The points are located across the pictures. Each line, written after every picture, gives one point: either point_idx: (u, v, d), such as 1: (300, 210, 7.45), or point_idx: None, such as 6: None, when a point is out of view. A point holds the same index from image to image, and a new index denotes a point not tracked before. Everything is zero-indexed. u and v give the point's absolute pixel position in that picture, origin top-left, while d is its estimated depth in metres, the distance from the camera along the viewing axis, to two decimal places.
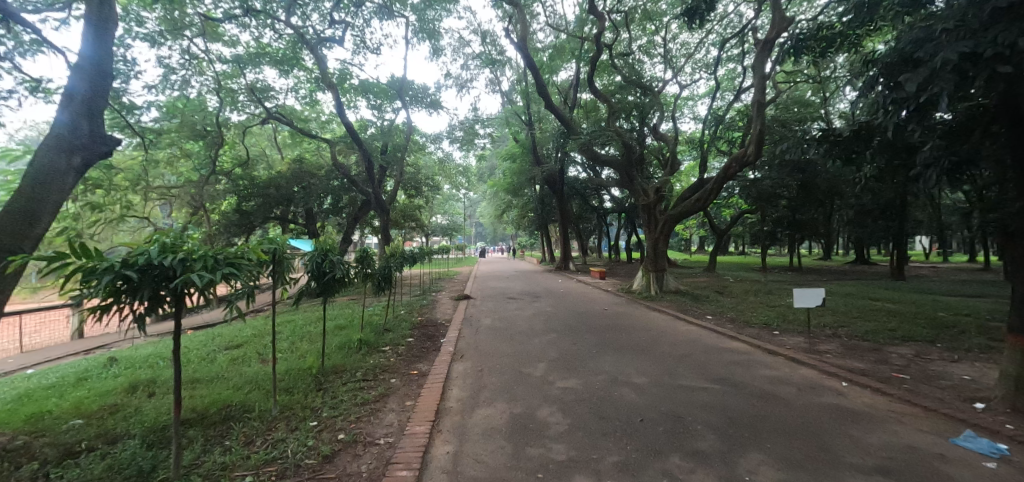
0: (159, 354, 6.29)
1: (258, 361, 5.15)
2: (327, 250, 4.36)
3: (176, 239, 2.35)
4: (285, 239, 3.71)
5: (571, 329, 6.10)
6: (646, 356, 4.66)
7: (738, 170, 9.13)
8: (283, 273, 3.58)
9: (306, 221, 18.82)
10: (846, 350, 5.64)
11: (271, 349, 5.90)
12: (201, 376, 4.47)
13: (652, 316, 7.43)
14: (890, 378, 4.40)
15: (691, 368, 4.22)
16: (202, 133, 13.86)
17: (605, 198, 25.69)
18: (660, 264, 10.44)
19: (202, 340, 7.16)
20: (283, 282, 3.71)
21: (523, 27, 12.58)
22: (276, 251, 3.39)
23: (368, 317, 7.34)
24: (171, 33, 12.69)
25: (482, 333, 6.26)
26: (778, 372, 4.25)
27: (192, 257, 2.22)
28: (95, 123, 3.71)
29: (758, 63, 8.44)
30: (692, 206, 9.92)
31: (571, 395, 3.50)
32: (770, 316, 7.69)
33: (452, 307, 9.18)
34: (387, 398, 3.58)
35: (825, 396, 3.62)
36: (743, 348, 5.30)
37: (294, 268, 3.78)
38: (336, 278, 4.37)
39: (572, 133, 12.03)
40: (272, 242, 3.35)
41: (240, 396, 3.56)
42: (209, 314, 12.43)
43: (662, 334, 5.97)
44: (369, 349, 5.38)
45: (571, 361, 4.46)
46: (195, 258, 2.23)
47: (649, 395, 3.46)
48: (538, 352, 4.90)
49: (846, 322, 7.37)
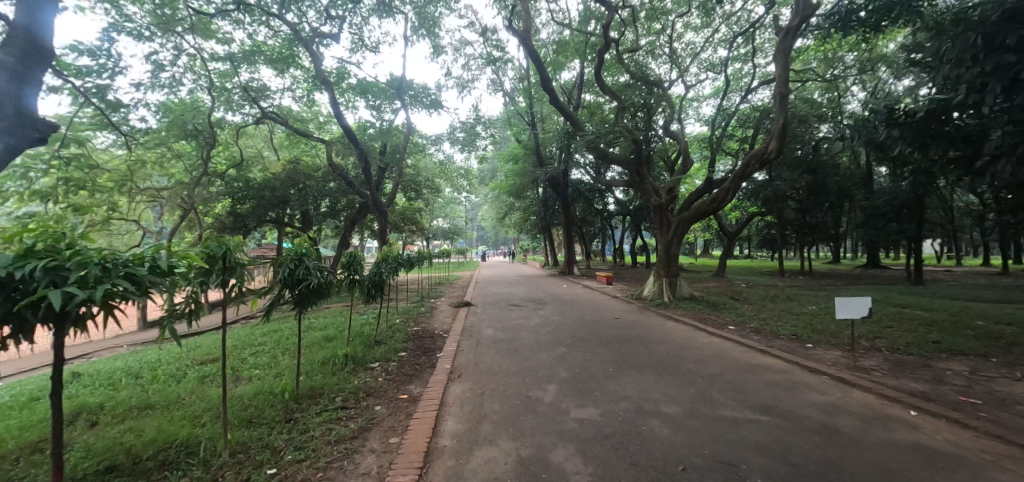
0: (126, 370, 5.68)
1: (229, 381, 4.56)
2: (308, 253, 3.77)
3: (56, 242, 2.12)
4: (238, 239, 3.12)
5: (581, 342, 5.49)
6: (672, 377, 4.04)
7: (758, 168, 8.44)
8: (234, 281, 2.98)
9: (302, 224, 18.18)
10: (895, 367, 4.98)
11: (247, 366, 5.30)
12: (156, 401, 3.86)
13: (669, 326, 6.80)
14: (959, 403, 3.76)
15: (727, 392, 3.61)
16: (194, 133, 13.38)
17: (610, 201, 25.00)
18: (672, 269, 9.77)
19: (178, 352, 6.55)
20: (237, 292, 3.09)
21: (526, 21, 12.09)
22: (227, 255, 2.90)
23: (359, 327, 6.72)
24: (161, 29, 12.28)
25: (482, 346, 5.65)
26: (829, 397, 3.64)
27: (59, 260, 2.02)
28: (23, 105, 3.19)
29: (783, 49, 7.83)
30: (707, 207, 9.27)
31: (590, 431, 2.88)
32: (797, 326, 7.04)
33: (451, 316, 8.55)
34: (368, 434, 2.95)
35: (896, 430, 3.01)
36: (777, 364, 4.69)
37: (250, 274, 3.14)
38: (313, 286, 3.73)
39: (579, 129, 11.16)
40: (220, 244, 2.84)
41: (193, 429, 2.98)
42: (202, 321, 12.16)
43: (684, 348, 5.34)
44: (355, 366, 4.79)
45: (585, 383, 3.86)
46: (64, 259, 2.04)
47: (686, 431, 2.84)
48: (547, 371, 4.29)
49: (882, 333, 6.70)
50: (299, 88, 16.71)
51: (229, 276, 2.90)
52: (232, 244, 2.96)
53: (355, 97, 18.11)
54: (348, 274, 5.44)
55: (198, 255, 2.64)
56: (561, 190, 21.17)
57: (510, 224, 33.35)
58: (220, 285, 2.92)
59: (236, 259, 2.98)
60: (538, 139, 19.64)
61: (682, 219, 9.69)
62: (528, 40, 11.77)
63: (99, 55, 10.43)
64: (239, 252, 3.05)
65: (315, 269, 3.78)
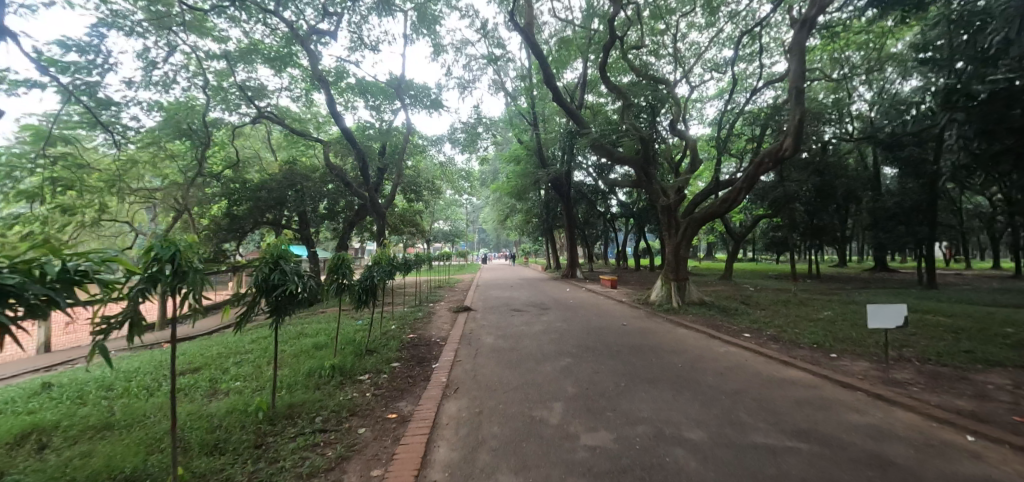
0: (100, 381, 5.29)
1: (205, 396, 4.18)
2: (287, 255, 3.36)
3: None
4: (195, 240, 2.66)
5: (587, 352, 5.10)
6: (691, 394, 3.63)
7: (772, 167, 8.00)
8: (187, 290, 2.48)
9: (299, 226, 17.81)
10: (931, 381, 4.57)
11: (228, 377, 4.91)
12: (118, 420, 3.49)
13: (680, 333, 6.40)
14: (1018, 425, 3.34)
15: (757, 413, 3.19)
16: (188, 132, 13.07)
17: (612, 203, 24.61)
18: (681, 272, 9.35)
19: (159, 361, 6.18)
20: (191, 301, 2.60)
21: (528, 18, 11.75)
22: (176, 258, 2.43)
23: (350, 335, 6.34)
24: (156, 27, 12.03)
25: (482, 355, 5.26)
26: (871, 418, 3.22)
27: None
28: None
29: (800, 40, 7.36)
30: (717, 208, 8.84)
31: (604, 463, 2.46)
32: (816, 334, 6.63)
33: (450, 322, 8.14)
34: (346, 465, 2.55)
35: (959, 461, 2.59)
36: (804, 378, 4.27)
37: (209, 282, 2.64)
38: (290, 292, 3.29)
39: (583, 127, 10.69)
40: (167, 245, 2.39)
41: (146, 458, 2.60)
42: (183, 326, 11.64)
43: (699, 358, 4.94)
44: (343, 378, 4.39)
45: (595, 401, 3.45)
46: None
47: (716, 463, 2.44)
48: (553, 386, 3.88)
49: (909, 341, 6.27)
50: (297, 88, 16.41)
51: (178, 283, 2.40)
52: (185, 246, 2.52)
53: (353, 97, 17.83)
54: (336, 278, 5.06)
55: (123, 259, 2.20)
56: (563, 191, 20.82)
57: (511, 226, 32.97)
58: (168, 294, 2.48)
59: (189, 263, 2.50)
60: (540, 140, 19.30)
61: (692, 221, 9.28)
62: (530, 35, 11.41)
63: (88, 51, 10.14)
64: (194, 255, 2.57)
65: (296, 274, 3.35)
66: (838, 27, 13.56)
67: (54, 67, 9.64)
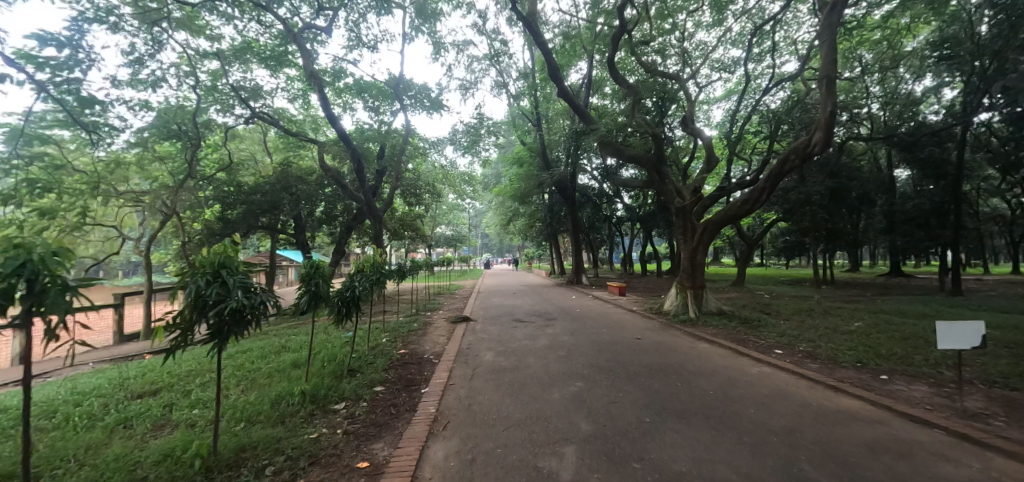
0: (50, 405, 4.69)
1: (150, 431, 3.56)
2: (232, 263, 2.71)
3: None
4: (63, 244, 2.37)
5: (601, 373, 4.43)
6: (735, 435, 2.94)
7: (800, 163, 7.29)
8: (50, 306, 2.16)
9: (295, 231, 17.25)
10: (1011, 411, 3.84)
11: (187, 403, 4.30)
12: (31, 467, 2.86)
13: (702, 349, 5.71)
14: None
15: (825, 467, 2.50)
16: (176, 133, 12.55)
17: (618, 207, 23.94)
18: (697, 280, 8.64)
19: (123, 380, 5.57)
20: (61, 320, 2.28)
21: (531, 12, 11.22)
22: (31, 270, 2.10)
23: (334, 351, 5.69)
24: (144, 24, 11.60)
25: (479, 376, 4.61)
26: (967, 472, 2.54)
27: None
28: None
29: (829, 23, 6.71)
30: (737, 209, 8.14)
31: None
32: (856, 351, 5.89)
33: (447, 334, 7.49)
34: None
35: None
36: (862, 410, 3.57)
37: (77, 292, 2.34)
38: (232, 311, 2.61)
39: (589, 124, 9.96)
40: (16, 256, 2.04)
41: None
42: (129, 348, 10.60)
43: (731, 382, 4.25)
44: (313, 408, 3.73)
45: (616, 446, 2.78)
46: None
47: None
48: (561, 421, 3.22)
49: (963, 358, 5.53)
50: (293, 88, 15.93)
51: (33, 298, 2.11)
52: (46, 252, 2.19)
53: (351, 97, 17.33)
54: (310, 288, 4.37)
55: None
56: (568, 194, 20.20)
57: (514, 230, 32.34)
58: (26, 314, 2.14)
59: (52, 274, 2.19)
60: (543, 141, 18.70)
61: (710, 223, 8.55)
62: (534, 27, 10.77)
63: (69, 47, 9.70)
64: (62, 267, 2.27)
65: (245, 288, 2.68)
66: (854, 23, 13.01)
67: (30, 62, 9.18)
